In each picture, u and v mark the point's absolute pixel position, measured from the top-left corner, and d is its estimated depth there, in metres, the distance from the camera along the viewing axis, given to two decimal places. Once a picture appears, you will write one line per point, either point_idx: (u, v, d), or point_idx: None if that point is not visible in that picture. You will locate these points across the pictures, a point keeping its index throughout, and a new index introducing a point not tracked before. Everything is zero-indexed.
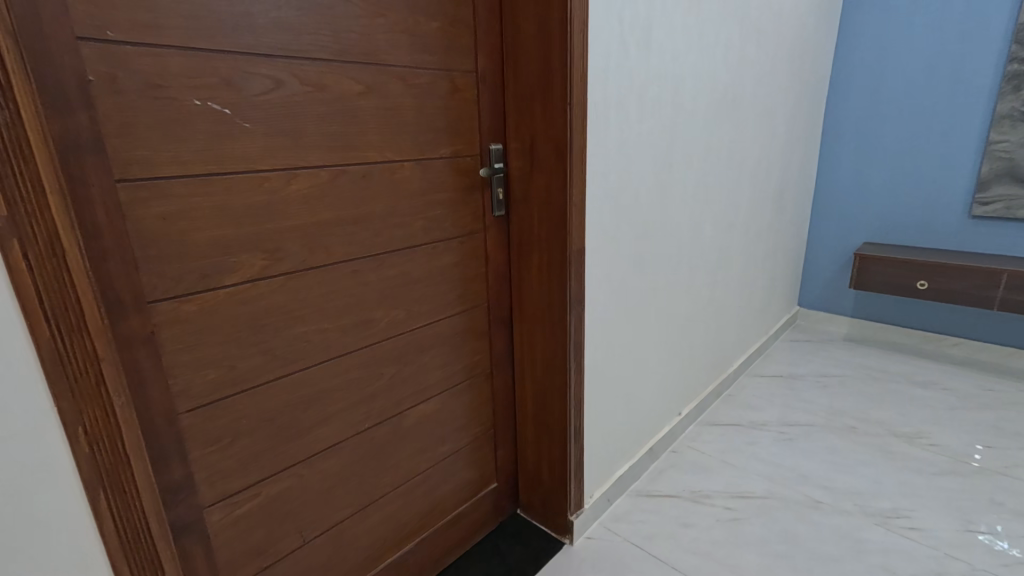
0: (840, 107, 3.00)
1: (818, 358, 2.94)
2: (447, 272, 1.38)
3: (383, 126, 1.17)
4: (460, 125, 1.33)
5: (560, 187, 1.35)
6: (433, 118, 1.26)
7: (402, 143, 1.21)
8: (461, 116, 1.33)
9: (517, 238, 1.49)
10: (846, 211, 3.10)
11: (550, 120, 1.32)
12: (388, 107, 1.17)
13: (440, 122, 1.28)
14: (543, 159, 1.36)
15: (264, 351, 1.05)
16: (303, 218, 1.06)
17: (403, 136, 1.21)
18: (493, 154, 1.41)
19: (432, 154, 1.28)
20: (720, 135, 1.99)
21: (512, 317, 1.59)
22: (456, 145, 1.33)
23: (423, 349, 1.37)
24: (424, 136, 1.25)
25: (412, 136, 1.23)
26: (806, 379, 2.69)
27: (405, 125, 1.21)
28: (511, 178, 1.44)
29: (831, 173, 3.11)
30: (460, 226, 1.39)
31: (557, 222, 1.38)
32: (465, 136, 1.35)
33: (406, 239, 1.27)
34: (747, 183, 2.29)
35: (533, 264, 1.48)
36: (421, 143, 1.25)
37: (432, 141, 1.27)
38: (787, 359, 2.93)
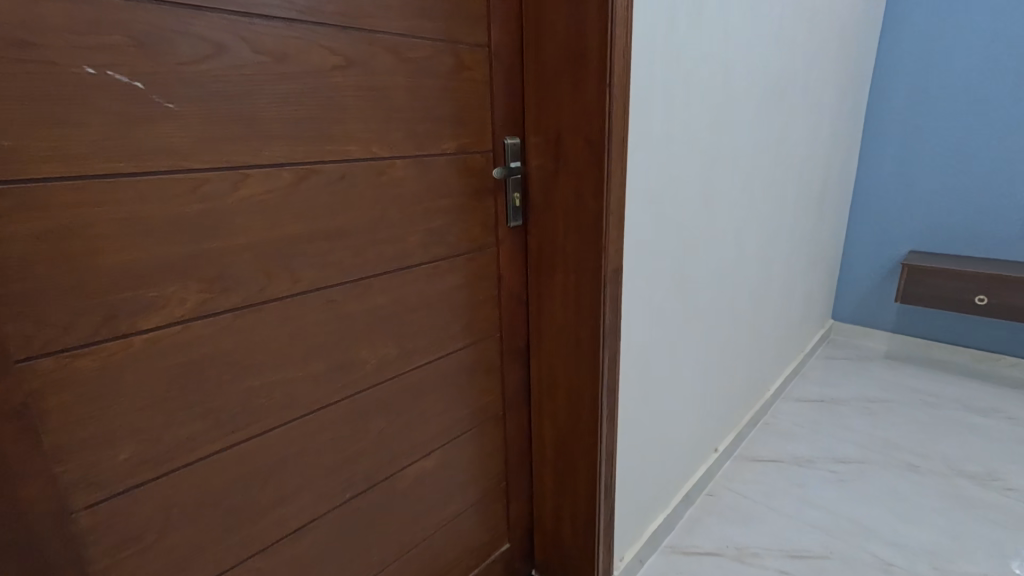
0: (884, 101, 2.72)
1: (859, 378, 2.66)
2: (449, 297, 1.11)
3: (368, 112, 0.89)
4: (468, 113, 1.05)
5: (596, 192, 1.07)
6: (433, 104, 0.99)
7: (394, 135, 0.94)
8: (470, 100, 1.05)
9: (536, 254, 1.22)
10: (889, 216, 2.82)
11: (585, 109, 1.04)
12: (376, 86, 0.89)
13: (443, 109, 1.01)
14: (574, 157, 1.09)
15: (205, 413, 0.78)
16: (259, 234, 0.79)
17: (395, 127, 0.94)
18: (509, 149, 1.14)
19: (432, 150, 1.01)
20: (767, 132, 1.72)
21: (529, 348, 1.31)
22: (464, 138, 1.06)
23: (420, 393, 1.10)
24: (422, 127, 0.98)
25: (405, 127, 0.95)
26: (851, 404, 2.41)
27: (398, 113, 0.94)
28: (531, 179, 1.17)
29: (872, 176, 2.84)
30: (467, 239, 1.12)
31: (591, 238, 1.11)
32: (474, 127, 1.07)
33: (398, 258, 0.99)
34: (792, 188, 2.03)
35: (557, 286, 1.20)
36: (418, 136, 0.98)
37: (431, 133, 1.00)
38: (825, 379, 2.65)
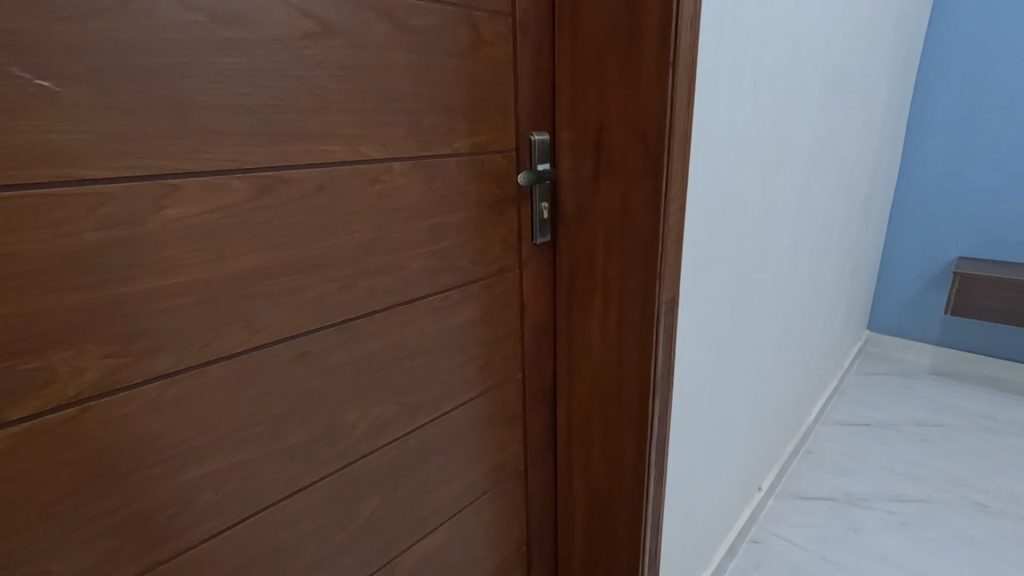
0: (930, 94, 2.49)
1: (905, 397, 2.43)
2: (462, 334, 0.88)
3: (355, 100, 0.66)
4: (486, 101, 0.82)
5: (652, 205, 0.84)
6: (442, 89, 0.76)
7: (390, 130, 0.71)
8: (489, 85, 0.82)
9: (568, 279, 0.99)
10: (934, 220, 2.59)
11: (639, 98, 0.81)
12: (366, 64, 0.66)
13: (454, 96, 0.78)
14: (621, 161, 0.85)
15: (126, 522, 0.55)
16: (199, 269, 0.56)
17: (392, 119, 0.71)
18: (537, 149, 0.90)
19: (442, 150, 0.78)
20: (823, 128, 1.49)
21: (556, 389, 1.09)
22: (481, 134, 0.83)
23: (425, 457, 0.87)
24: (428, 119, 0.75)
25: (406, 119, 0.72)
26: (900, 428, 2.19)
27: (396, 100, 0.71)
28: (564, 187, 0.93)
29: (916, 176, 2.61)
30: (484, 262, 0.89)
31: (642, 262, 0.88)
32: (494, 120, 0.84)
33: (398, 290, 0.76)
34: (842, 192, 1.80)
35: (596, 320, 0.97)
36: (423, 132, 0.75)
37: (440, 127, 0.77)
38: (867, 398, 2.42)
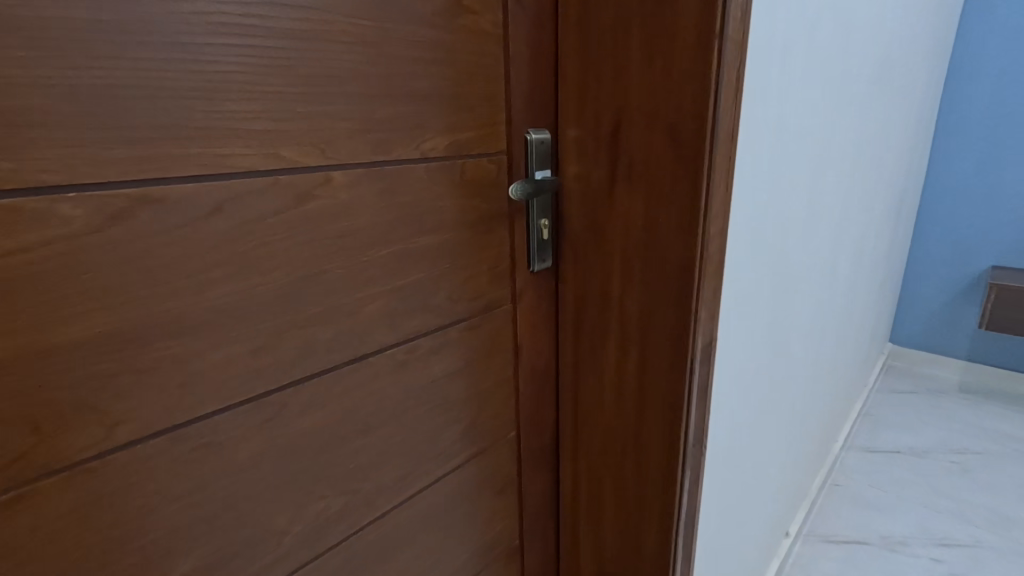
0: (962, 88, 2.28)
1: (936, 417, 2.24)
2: (438, 391, 0.68)
3: (270, 81, 0.46)
4: (466, 88, 0.62)
5: (687, 227, 0.64)
6: (405, 69, 0.55)
7: (327, 124, 0.50)
8: (471, 66, 0.62)
9: (575, 315, 0.79)
10: (964, 226, 2.39)
11: (671, 84, 0.61)
12: (290, 31, 0.46)
13: (422, 80, 0.57)
14: (646, 167, 0.65)
15: None
16: (10, 341, 0.36)
17: (330, 110, 0.50)
18: (535, 151, 0.70)
19: (405, 153, 0.57)
20: (869, 123, 1.27)
21: (559, 444, 0.88)
22: (460, 132, 0.62)
23: (390, 551, 0.67)
24: (385, 110, 0.55)
25: (351, 111, 0.52)
26: (935, 457, 2.00)
27: (335, 83, 0.50)
28: (571, 200, 0.73)
29: (944, 177, 2.40)
30: (466, 297, 0.69)
31: (672, 300, 0.68)
32: (477, 113, 0.64)
33: (345, 344, 0.56)
34: (879, 198, 1.58)
35: (610, 367, 0.77)
36: (377, 129, 0.54)
37: (403, 122, 0.57)
38: (895, 419, 2.23)
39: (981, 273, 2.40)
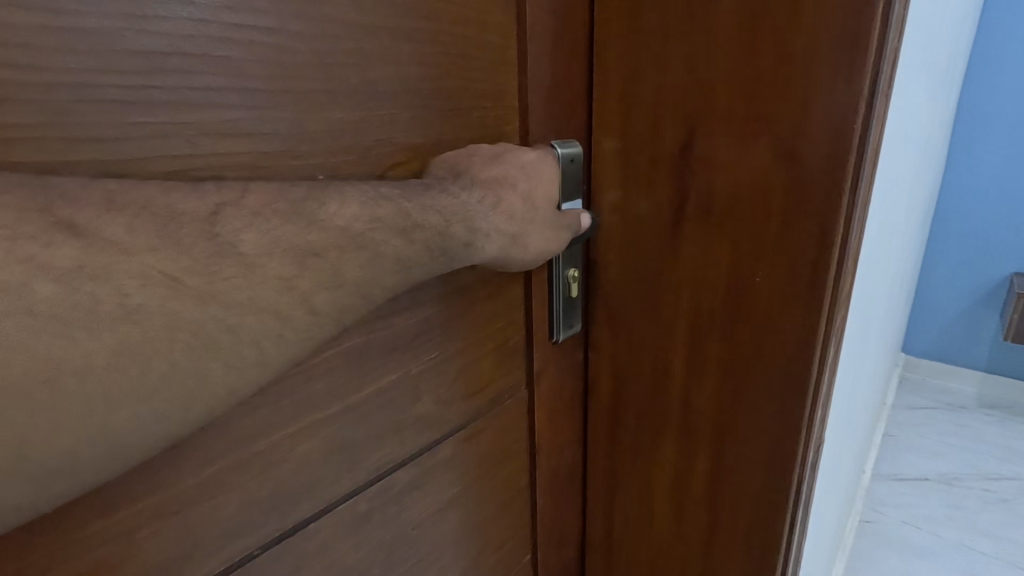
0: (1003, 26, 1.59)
1: (977, 428, 1.74)
2: (425, 534, 0.46)
3: (59, 66, 0.24)
4: (460, 82, 0.39)
5: (801, 296, 0.42)
6: (346, 48, 0.33)
7: (193, 143, 0.28)
8: (466, 46, 0.39)
9: (613, 398, 0.56)
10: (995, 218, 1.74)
11: (788, 74, 0.39)
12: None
13: (382, 68, 0.34)
14: (737, 202, 0.43)
15: None
16: None
17: (206, 119, 0.28)
18: (563, 176, 0.46)
19: (356, 189, 0.35)
20: (928, 81, 0.87)
21: (586, 558, 0.66)
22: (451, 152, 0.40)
23: None
24: (310, 112, 0.32)
25: (242, 116, 0.29)
26: (980, 480, 1.56)
27: (203, 64, 0.27)
28: (612, 241, 0.51)
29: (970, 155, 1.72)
30: (464, 393, 0.46)
31: (771, 396, 0.46)
32: (477, 121, 0.41)
33: (267, 511, 0.35)
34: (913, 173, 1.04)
35: (665, 474, 0.55)
36: (300, 146, 0.32)
37: (348, 134, 0.34)
38: (927, 429, 1.76)
39: (1004, 278, 1.79)
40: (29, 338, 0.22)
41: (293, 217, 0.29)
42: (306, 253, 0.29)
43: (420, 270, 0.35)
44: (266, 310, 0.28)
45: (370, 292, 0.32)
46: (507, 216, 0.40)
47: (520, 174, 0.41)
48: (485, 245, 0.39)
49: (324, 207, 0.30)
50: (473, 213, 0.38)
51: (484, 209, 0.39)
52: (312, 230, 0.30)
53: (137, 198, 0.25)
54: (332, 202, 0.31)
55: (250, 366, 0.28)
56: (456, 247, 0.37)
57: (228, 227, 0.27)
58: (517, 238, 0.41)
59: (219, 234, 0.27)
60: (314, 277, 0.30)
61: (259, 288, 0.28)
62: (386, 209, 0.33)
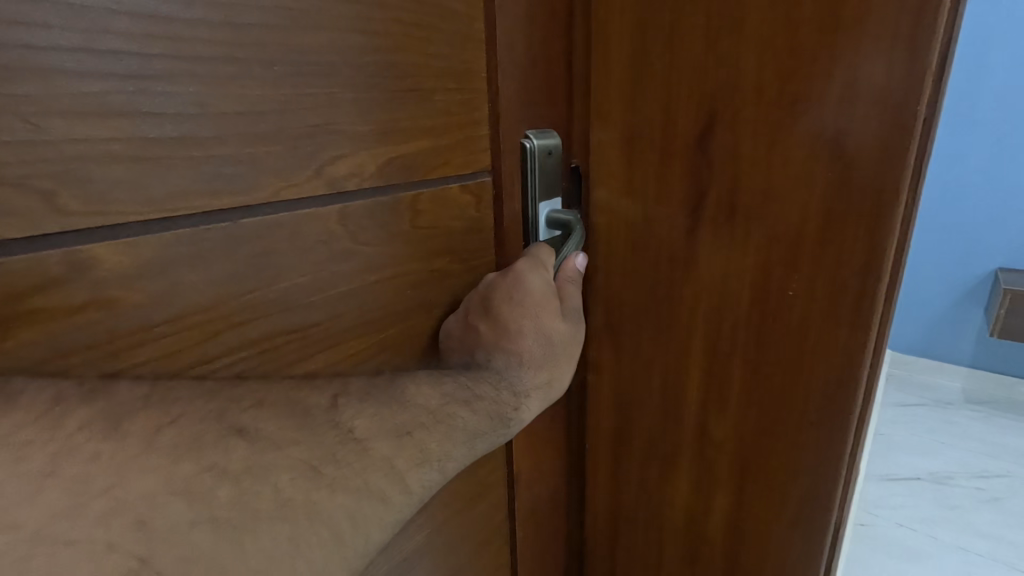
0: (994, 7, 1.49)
1: (968, 426, 1.69)
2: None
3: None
4: (417, 55, 0.32)
5: (845, 311, 0.36)
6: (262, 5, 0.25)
7: (32, 124, 0.21)
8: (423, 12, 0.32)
9: (615, 427, 0.49)
10: (980, 212, 1.66)
11: (833, 49, 0.32)
12: None
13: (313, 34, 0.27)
14: (767, 204, 0.36)
15: None
16: None
17: (52, 87, 0.21)
18: (539, 171, 0.40)
19: (284, 188, 0.28)
20: None
21: None
22: (410, 142, 0.33)
23: None
24: (213, 86, 0.24)
25: (108, 87, 0.22)
26: (975, 478, 1.49)
27: (43, 12, 0.20)
28: (614, 248, 0.44)
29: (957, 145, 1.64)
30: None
31: (807, 431, 0.40)
32: (440, 107, 0.34)
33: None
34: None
35: (675, 514, 0.48)
36: (202, 130, 0.24)
37: (269, 118, 0.26)
38: (918, 427, 1.70)
39: (988, 275, 1.71)
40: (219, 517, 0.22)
41: (386, 402, 0.30)
42: (399, 433, 0.29)
43: (483, 441, 0.34)
44: (374, 495, 0.27)
45: (442, 467, 0.31)
46: (540, 367, 0.38)
47: (542, 309, 0.38)
48: (528, 401, 0.37)
49: (406, 389, 0.31)
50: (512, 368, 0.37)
51: (518, 368, 0.37)
52: (402, 412, 0.30)
53: (270, 393, 0.26)
54: (414, 387, 0.32)
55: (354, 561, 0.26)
56: (509, 412, 0.36)
57: (345, 417, 0.28)
58: (556, 376, 0.39)
59: (342, 421, 0.27)
60: (410, 460, 0.29)
61: (370, 473, 0.27)
62: (451, 382, 0.34)
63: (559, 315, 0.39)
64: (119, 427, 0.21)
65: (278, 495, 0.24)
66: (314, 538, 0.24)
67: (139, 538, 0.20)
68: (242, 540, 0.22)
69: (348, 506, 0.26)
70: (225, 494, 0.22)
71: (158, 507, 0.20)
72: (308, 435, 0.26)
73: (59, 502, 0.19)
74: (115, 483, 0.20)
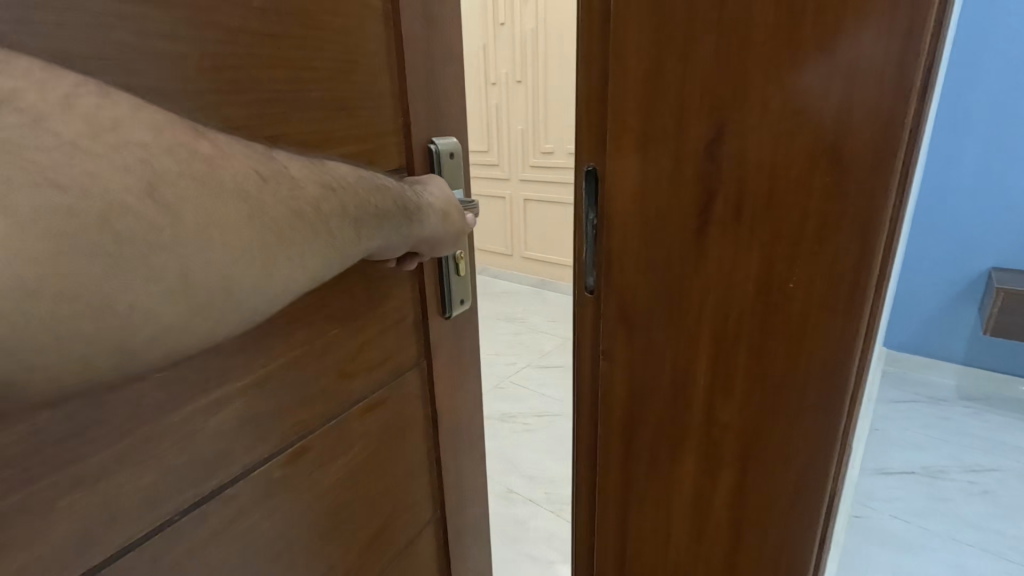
0: (991, 31, 1.63)
1: (960, 421, 1.73)
2: (321, 509, 0.51)
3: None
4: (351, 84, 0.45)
5: (840, 301, 0.40)
6: (241, 61, 0.37)
7: None
8: (347, 56, 0.45)
9: (627, 412, 0.53)
10: (974, 214, 1.77)
11: (832, 66, 0.36)
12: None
13: (272, 79, 0.39)
14: (773, 205, 0.40)
15: None
16: None
17: None
18: (442, 165, 0.55)
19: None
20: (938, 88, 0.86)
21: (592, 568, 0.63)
22: (346, 147, 0.45)
23: None
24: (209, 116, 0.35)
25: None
26: (966, 472, 1.54)
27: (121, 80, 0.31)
28: (627, 243, 0.47)
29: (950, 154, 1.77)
30: (359, 372, 0.52)
31: (806, 412, 0.44)
32: (363, 120, 0.47)
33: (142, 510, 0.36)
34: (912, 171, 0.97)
35: (683, 491, 0.52)
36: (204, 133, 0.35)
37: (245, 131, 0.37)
38: (912, 422, 1.74)
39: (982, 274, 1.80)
40: (188, 195, 0.27)
41: (308, 163, 0.35)
42: (326, 184, 0.35)
43: (393, 224, 0.42)
44: (308, 226, 0.33)
45: (358, 229, 0.38)
46: (437, 202, 0.48)
47: (430, 185, 0.49)
48: (425, 222, 0.46)
49: (327, 163, 0.37)
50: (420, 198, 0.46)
51: (421, 195, 0.46)
52: (322, 170, 0.36)
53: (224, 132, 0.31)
54: (332, 164, 0.38)
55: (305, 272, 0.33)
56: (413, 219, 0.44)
57: (278, 159, 0.33)
58: (446, 217, 0.49)
59: (277, 160, 0.33)
60: (334, 208, 0.35)
61: (304, 199, 0.33)
62: (366, 175, 0.40)
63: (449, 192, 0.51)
64: (93, 129, 0.25)
65: (231, 195, 0.29)
66: (261, 228, 0.30)
67: (149, 195, 0.26)
68: (211, 221, 0.28)
69: (283, 209, 0.32)
70: (187, 180, 0.27)
71: (152, 178, 0.26)
72: (246, 162, 0.31)
73: (81, 128, 0.25)
74: (115, 148, 0.25)
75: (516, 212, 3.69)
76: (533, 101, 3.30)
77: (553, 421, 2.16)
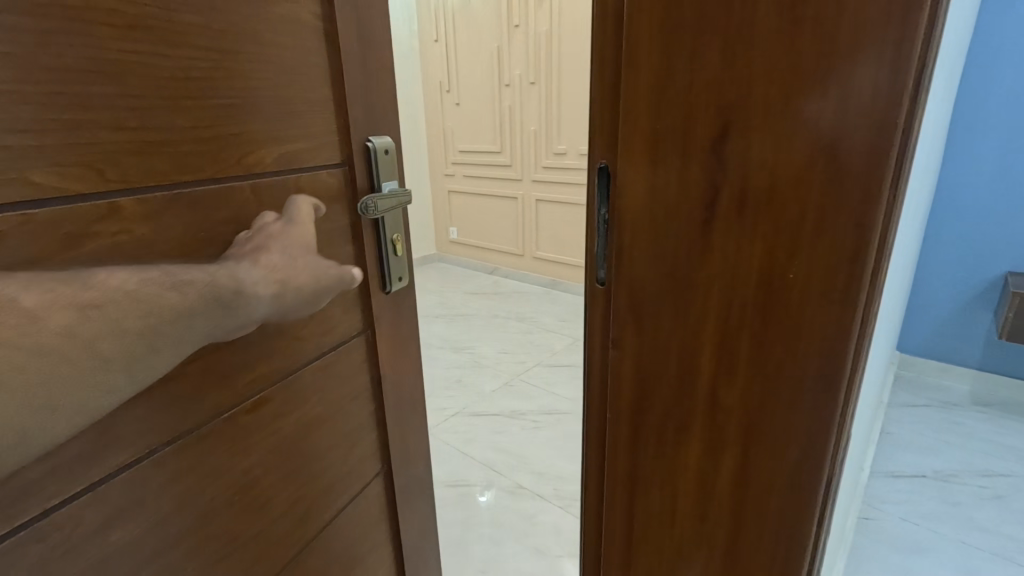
0: (1001, 38, 1.65)
1: (970, 425, 1.73)
2: (267, 448, 0.69)
3: (15, 80, 0.42)
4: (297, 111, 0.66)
5: (837, 290, 0.42)
6: (202, 76, 0.55)
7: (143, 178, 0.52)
8: (287, 89, 0.65)
9: (634, 398, 0.56)
10: (986, 218, 1.79)
11: (829, 70, 0.38)
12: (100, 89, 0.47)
13: (226, 89, 0.57)
14: (773, 198, 0.42)
15: None
16: None
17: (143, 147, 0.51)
18: (378, 159, 0.78)
19: (221, 169, 0.58)
20: (939, 95, 0.89)
21: (599, 545, 0.66)
22: (288, 148, 0.66)
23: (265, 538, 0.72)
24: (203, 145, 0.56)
25: (147, 125, 0.51)
26: (974, 475, 1.54)
27: (114, 89, 0.48)
28: (637, 235, 0.50)
29: (963, 159, 1.78)
30: (313, 335, 0.74)
31: (804, 395, 0.46)
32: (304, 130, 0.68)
33: (132, 438, 0.53)
34: (920, 179, 0.99)
35: (689, 473, 0.54)
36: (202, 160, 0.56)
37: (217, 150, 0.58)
38: (923, 425, 1.74)
39: (997, 278, 1.81)
40: None
41: (63, 287, 0.41)
42: (85, 306, 0.42)
43: (197, 316, 0.50)
44: (50, 356, 0.40)
45: (134, 337, 0.45)
46: (270, 271, 0.57)
47: (261, 253, 0.57)
48: (251, 300, 0.55)
49: (99, 275, 0.44)
50: (237, 274, 0.53)
51: (244, 268, 0.55)
52: (80, 294, 0.42)
53: None
54: (102, 274, 0.44)
55: (52, 390, 0.40)
56: (231, 297, 0.53)
57: (15, 291, 0.39)
58: (276, 291, 0.58)
59: (12, 292, 0.39)
60: (95, 328, 0.42)
61: (43, 332, 0.39)
62: (155, 275, 0.47)
63: (277, 253, 0.59)
64: None
65: None
66: (7, 366, 0.38)
67: None
68: None
69: (24, 354, 0.38)
70: None
71: None
72: None
73: None
74: None
75: (528, 212, 3.73)
76: (547, 102, 3.34)
77: (562, 419, 2.19)
